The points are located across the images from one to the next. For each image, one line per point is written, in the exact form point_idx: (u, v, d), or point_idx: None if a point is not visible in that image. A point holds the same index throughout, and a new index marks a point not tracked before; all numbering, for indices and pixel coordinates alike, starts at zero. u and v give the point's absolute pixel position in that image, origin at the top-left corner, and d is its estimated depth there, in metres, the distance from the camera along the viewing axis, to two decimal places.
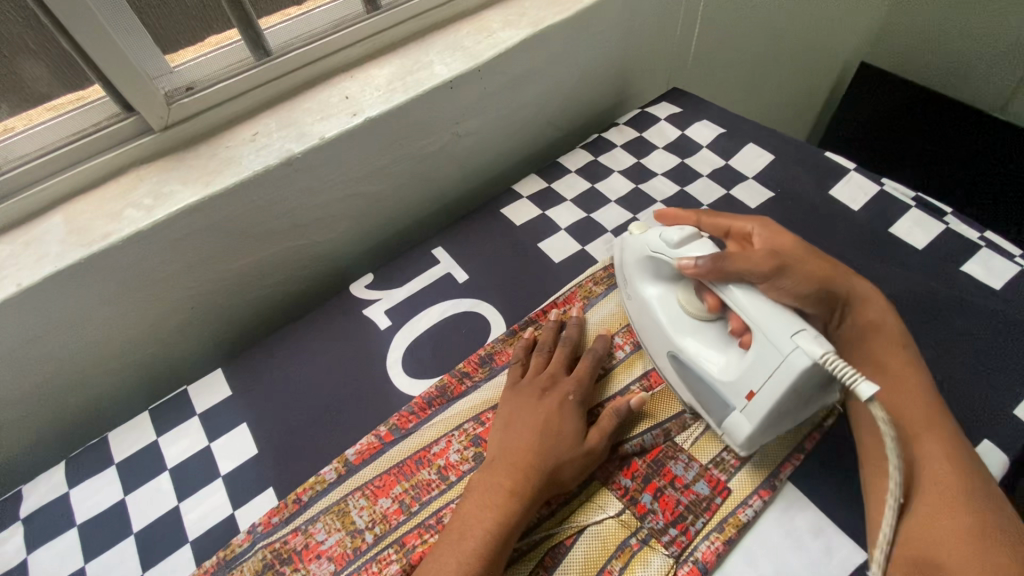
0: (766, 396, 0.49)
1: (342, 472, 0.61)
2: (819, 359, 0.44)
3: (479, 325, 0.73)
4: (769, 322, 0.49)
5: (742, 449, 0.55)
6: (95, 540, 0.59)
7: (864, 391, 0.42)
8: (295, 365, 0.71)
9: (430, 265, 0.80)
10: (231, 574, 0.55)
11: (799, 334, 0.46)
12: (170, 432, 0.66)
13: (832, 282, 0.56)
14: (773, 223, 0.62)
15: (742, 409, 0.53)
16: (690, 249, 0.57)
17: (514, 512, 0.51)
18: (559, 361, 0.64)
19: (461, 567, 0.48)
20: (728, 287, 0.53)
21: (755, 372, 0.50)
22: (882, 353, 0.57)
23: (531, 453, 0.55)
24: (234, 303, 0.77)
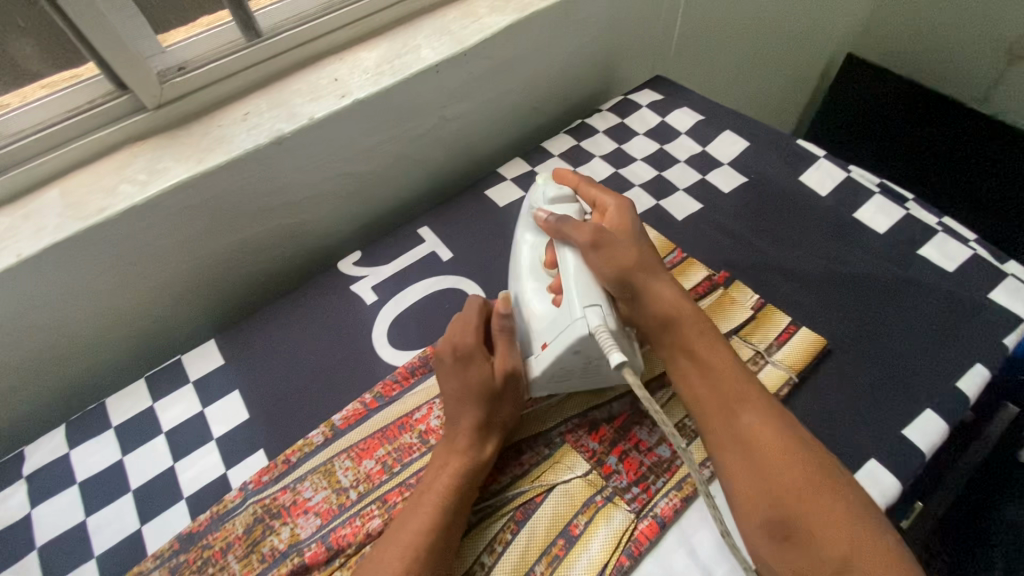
0: (552, 348, 0.56)
1: (329, 436, 0.65)
2: (593, 329, 0.52)
3: (461, 300, 0.77)
4: (576, 289, 0.56)
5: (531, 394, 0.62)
6: (95, 496, 0.63)
7: (614, 359, 0.50)
8: (285, 336, 0.74)
9: (416, 243, 0.83)
10: (223, 527, 0.59)
11: (592, 307, 0.54)
12: (165, 398, 0.70)
13: (630, 274, 0.58)
14: (629, 205, 0.66)
15: (535, 355, 0.59)
16: (555, 207, 0.65)
17: (468, 465, 0.56)
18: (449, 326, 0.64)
19: (421, 517, 0.52)
20: (564, 247, 0.61)
21: (552, 326, 0.57)
22: (689, 336, 0.58)
23: (455, 416, 0.58)
24: (227, 277, 0.80)
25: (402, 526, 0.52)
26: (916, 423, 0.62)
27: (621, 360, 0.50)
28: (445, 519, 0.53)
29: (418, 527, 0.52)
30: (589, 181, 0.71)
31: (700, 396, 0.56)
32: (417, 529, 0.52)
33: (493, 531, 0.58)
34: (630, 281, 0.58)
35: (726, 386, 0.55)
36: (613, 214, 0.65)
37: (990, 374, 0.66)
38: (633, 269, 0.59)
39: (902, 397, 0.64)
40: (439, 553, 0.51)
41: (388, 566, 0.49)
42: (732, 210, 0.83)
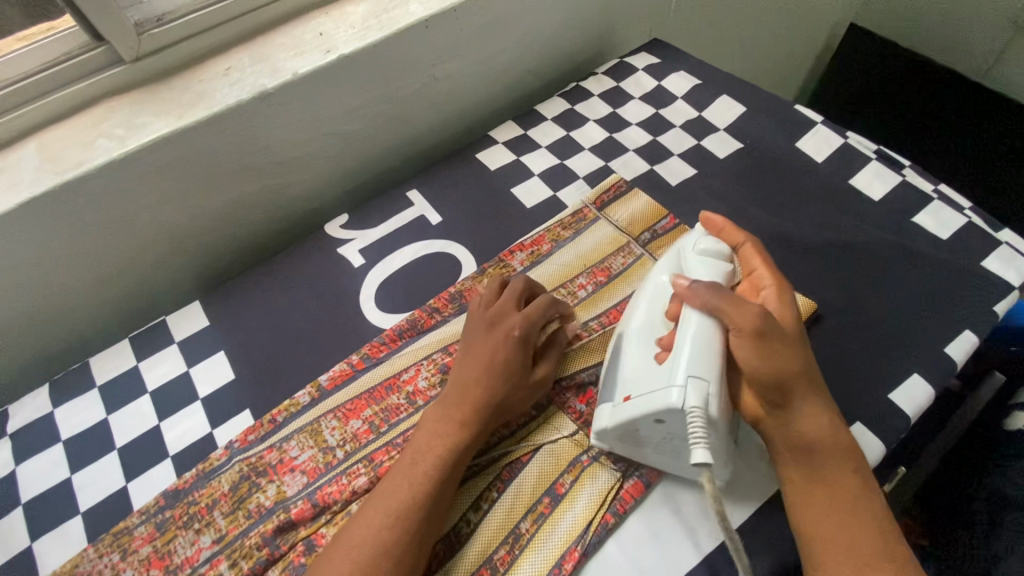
0: (634, 405, 0.52)
1: (316, 396, 0.64)
2: (686, 407, 0.48)
3: (450, 264, 0.76)
4: (687, 356, 0.51)
5: (594, 440, 0.58)
6: (80, 454, 0.63)
7: (694, 456, 0.47)
8: (270, 299, 0.73)
9: (404, 206, 0.81)
10: (209, 484, 0.59)
11: (695, 380, 0.49)
12: (149, 358, 0.69)
13: (786, 380, 0.50)
14: (793, 295, 0.57)
15: (612, 405, 0.55)
16: (697, 269, 0.57)
17: (461, 437, 0.55)
18: (509, 297, 0.63)
19: (411, 486, 0.52)
20: (692, 312, 0.53)
21: (645, 384, 0.52)
22: (827, 458, 0.50)
23: (480, 388, 0.57)
24: (212, 239, 0.78)
25: (391, 493, 0.52)
26: (903, 387, 0.63)
27: (706, 460, 0.47)
28: (435, 491, 0.52)
29: (407, 495, 0.52)
30: (756, 245, 0.61)
31: (819, 522, 0.49)
32: (404, 503, 0.51)
33: (480, 489, 0.58)
34: (783, 387, 0.50)
35: (856, 495, 0.49)
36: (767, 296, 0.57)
37: (978, 340, 0.66)
38: (791, 375, 0.50)
39: (891, 362, 0.64)
40: (424, 526, 0.51)
41: (376, 535, 0.49)
42: (727, 176, 0.81)
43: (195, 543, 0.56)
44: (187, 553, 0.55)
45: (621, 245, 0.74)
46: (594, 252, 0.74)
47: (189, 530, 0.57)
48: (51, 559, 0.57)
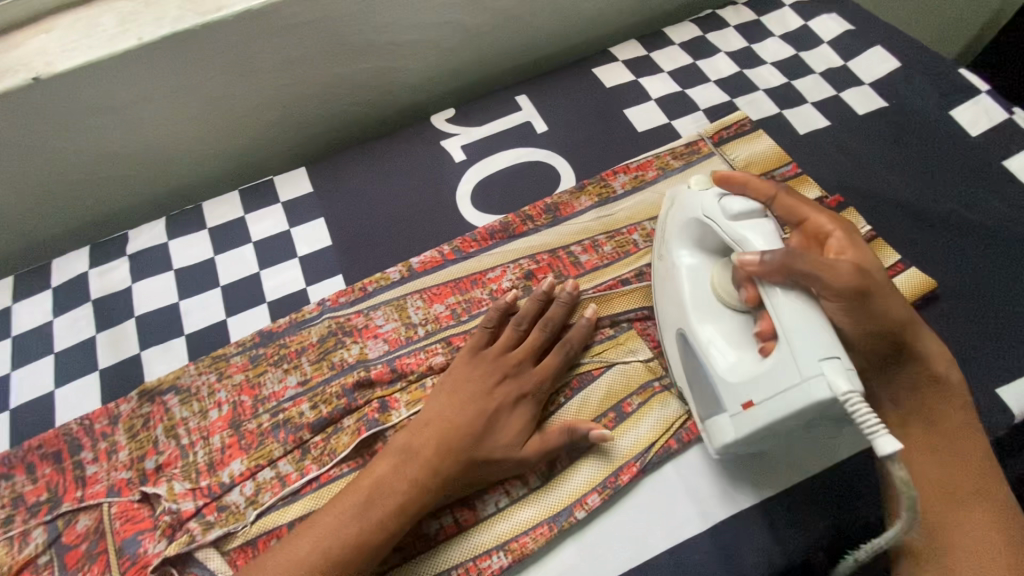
0: (765, 411, 0.47)
1: (405, 275, 0.66)
2: (841, 396, 0.42)
3: (549, 175, 0.73)
4: (803, 334, 0.45)
5: (713, 451, 0.53)
6: (187, 285, 0.67)
7: (881, 446, 0.39)
8: (371, 178, 0.74)
9: (512, 110, 0.79)
10: (301, 332, 0.63)
11: (829, 361, 0.44)
12: (256, 213, 0.72)
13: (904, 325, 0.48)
14: (855, 232, 0.52)
15: (730, 414, 0.50)
16: (744, 227, 0.51)
17: (424, 477, 0.51)
18: (517, 358, 0.57)
19: (357, 531, 0.48)
20: (775, 287, 0.47)
21: (765, 384, 0.47)
22: (932, 406, 0.49)
23: (464, 432, 0.53)
24: (323, 113, 0.78)
25: (329, 530, 0.48)
26: (1016, 387, 0.58)
27: (895, 446, 0.39)
28: (400, 527, 0.49)
29: (351, 539, 0.48)
30: (789, 191, 0.53)
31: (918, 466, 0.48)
32: (375, 520, 0.49)
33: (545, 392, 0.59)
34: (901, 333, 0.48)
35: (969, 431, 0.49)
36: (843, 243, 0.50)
37: None
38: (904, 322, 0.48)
39: (1008, 359, 0.59)
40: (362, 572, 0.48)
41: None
42: (864, 135, 0.74)
43: (282, 381, 0.60)
44: (274, 388, 0.60)
45: None
46: None
47: (277, 369, 0.61)
48: (157, 370, 0.62)
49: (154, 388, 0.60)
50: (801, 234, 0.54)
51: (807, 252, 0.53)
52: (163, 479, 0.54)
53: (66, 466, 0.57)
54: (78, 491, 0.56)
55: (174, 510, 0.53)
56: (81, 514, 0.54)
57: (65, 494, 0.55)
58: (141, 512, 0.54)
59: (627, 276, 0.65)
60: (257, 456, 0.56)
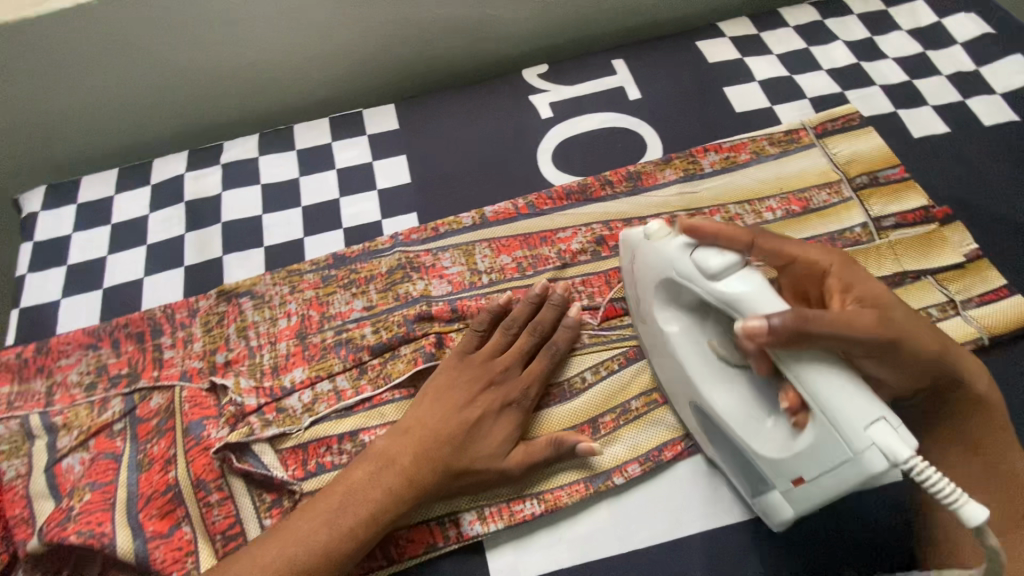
0: (825, 487, 0.44)
1: (477, 222, 0.66)
2: (899, 464, 0.39)
3: (636, 143, 0.71)
4: (843, 406, 0.40)
5: (773, 526, 0.50)
6: (271, 202, 0.70)
7: (970, 516, 0.37)
8: (457, 123, 0.74)
9: (607, 74, 0.77)
10: (371, 261, 0.65)
11: (875, 426, 0.39)
12: (342, 142, 0.74)
13: (941, 359, 0.47)
14: (854, 263, 0.48)
15: (782, 492, 0.47)
16: (736, 285, 0.44)
17: (399, 487, 0.49)
18: (506, 364, 0.55)
19: (329, 540, 0.47)
20: (795, 362, 0.41)
21: (813, 461, 0.43)
22: (976, 433, 0.50)
23: (444, 440, 0.51)
24: (419, 54, 0.78)
25: (306, 539, 0.47)
26: None
27: (983, 512, 0.37)
28: (368, 534, 0.48)
29: (325, 549, 0.46)
30: (765, 231, 0.48)
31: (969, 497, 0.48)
32: (363, 538, 0.48)
33: (586, 365, 0.58)
34: (938, 366, 0.47)
35: (1002, 454, 0.49)
36: (840, 275, 0.47)
37: None
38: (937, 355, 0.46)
39: None
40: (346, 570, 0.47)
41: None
42: (985, 147, 0.68)
43: (348, 303, 0.63)
44: (341, 309, 0.62)
45: (831, 181, 0.66)
46: (795, 179, 0.67)
47: (346, 291, 0.63)
48: (235, 275, 0.66)
49: (232, 290, 0.63)
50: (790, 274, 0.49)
51: (801, 288, 0.49)
52: (232, 373, 0.58)
53: (146, 347, 0.61)
54: (155, 371, 0.60)
55: (238, 403, 0.56)
56: (156, 392, 0.58)
57: (143, 372, 0.60)
58: (207, 400, 0.57)
59: None
60: (317, 367, 0.58)
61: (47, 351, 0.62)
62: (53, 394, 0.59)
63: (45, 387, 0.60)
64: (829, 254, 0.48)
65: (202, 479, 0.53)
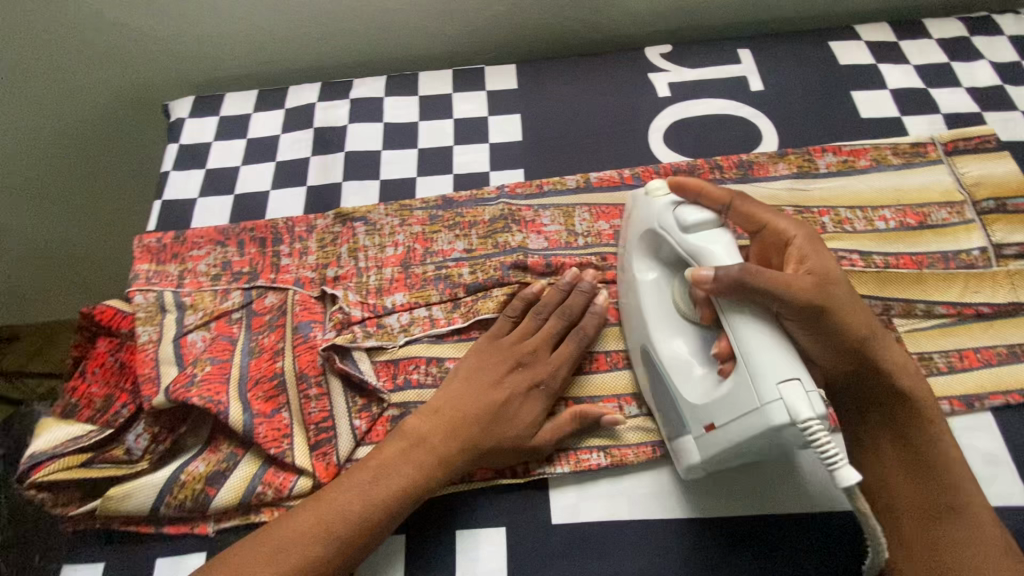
0: (726, 435, 0.46)
1: (581, 186, 0.68)
2: (799, 420, 0.41)
3: (751, 134, 0.71)
4: (762, 358, 0.43)
5: (681, 471, 0.52)
6: (391, 140, 0.75)
7: (843, 478, 0.39)
8: (574, 91, 0.76)
9: (731, 63, 0.77)
10: (477, 208, 0.68)
11: (788, 385, 0.42)
12: (462, 94, 0.78)
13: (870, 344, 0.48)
14: (819, 240, 0.50)
15: (694, 436, 0.49)
16: (700, 239, 0.49)
17: (429, 463, 0.51)
18: (534, 345, 0.57)
19: (361, 510, 0.49)
20: (733, 310, 0.46)
21: (727, 407, 0.46)
22: (903, 424, 0.50)
23: (471, 423, 0.53)
24: (548, 21, 0.80)
25: (339, 506, 0.49)
26: None
27: (855, 477, 0.39)
28: (401, 507, 0.50)
29: (356, 519, 0.48)
30: (745, 197, 0.51)
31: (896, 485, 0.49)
32: (395, 509, 0.50)
33: None
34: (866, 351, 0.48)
35: (928, 442, 0.49)
36: (801, 247, 0.49)
37: None
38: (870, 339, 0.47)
39: None
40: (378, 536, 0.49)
41: (310, 548, 0.47)
42: None
43: (451, 243, 0.66)
44: (443, 247, 0.66)
45: (954, 201, 0.64)
46: (914, 192, 0.65)
47: (450, 232, 0.67)
48: (351, 200, 0.71)
49: (348, 214, 0.69)
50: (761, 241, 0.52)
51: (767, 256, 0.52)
52: (341, 287, 0.63)
53: (266, 252, 0.68)
54: (272, 273, 0.66)
55: (345, 312, 0.61)
56: (271, 292, 0.64)
57: (262, 272, 0.66)
58: (316, 307, 0.63)
59: None
60: (416, 295, 0.63)
61: (182, 241, 0.69)
62: (183, 279, 0.66)
63: (177, 271, 0.67)
64: (796, 226, 0.50)
65: (304, 373, 0.58)
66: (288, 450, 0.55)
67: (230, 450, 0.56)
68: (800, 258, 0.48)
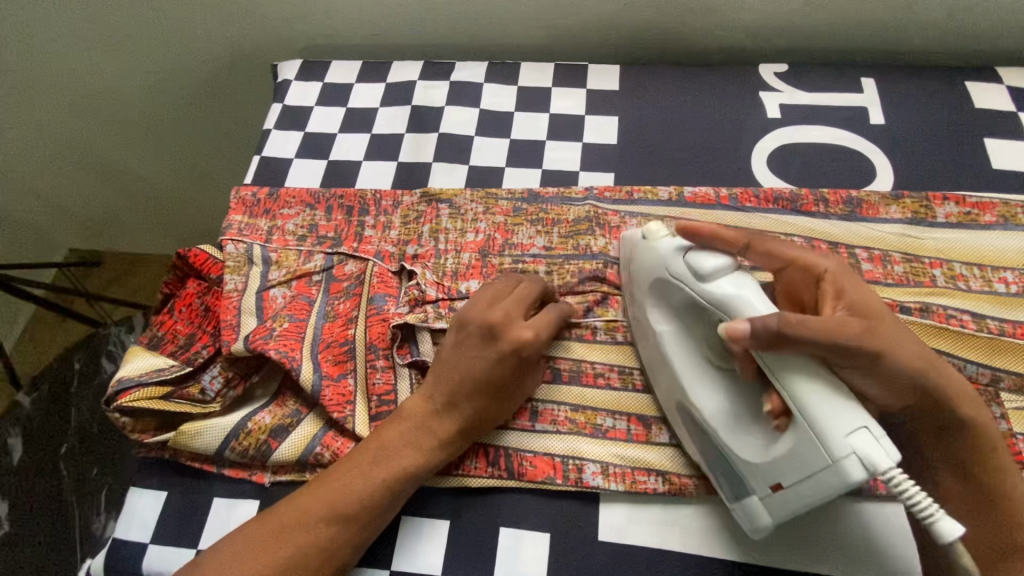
0: (802, 496, 0.43)
1: (673, 199, 0.66)
2: (874, 472, 0.39)
3: (863, 170, 0.67)
4: (823, 409, 0.40)
5: (750, 532, 0.48)
6: (484, 127, 0.75)
7: (948, 534, 0.37)
8: (677, 101, 0.74)
9: (851, 91, 0.72)
10: (563, 206, 0.67)
11: (857, 435, 0.39)
12: (562, 90, 0.76)
13: (924, 376, 0.44)
14: (852, 269, 0.46)
15: (760, 496, 0.46)
16: (720, 287, 0.46)
17: (429, 444, 0.52)
18: (502, 311, 0.54)
19: (366, 485, 0.50)
20: (779, 368, 0.42)
21: (792, 465, 0.43)
22: (970, 457, 0.46)
23: (459, 399, 0.52)
24: (659, 25, 0.77)
25: (343, 486, 0.50)
26: None
27: (959, 530, 0.37)
28: (407, 487, 0.51)
29: (362, 493, 0.50)
30: (762, 236, 0.48)
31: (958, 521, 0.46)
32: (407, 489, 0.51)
33: None
34: (923, 386, 0.44)
35: (995, 471, 0.45)
36: (836, 279, 0.45)
37: None
38: (924, 370, 0.44)
39: None
40: (392, 504, 0.51)
41: (320, 531, 0.48)
42: None
43: (530, 238, 0.66)
44: (523, 241, 0.65)
45: None
46: None
47: (531, 227, 0.66)
48: (438, 181, 0.71)
49: (435, 194, 0.69)
50: (787, 274, 0.48)
51: (794, 288, 0.48)
52: (419, 265, 0.64)
53: (352, 221, 0.69)
54: (355, 242, 0.67)
55: (421, 290, 0.62)
56: (352, 260, 0.66)
57: (345, 240, 0.68)
58: (392, 281, 0.64)
59: (909, 304, 0.56)
60: None
61: (275, 198, 0.71)
62: (271, 235, 0.68)
63: (267, 226, 0.69)
64: (826, 258, 0.47)
65: (374, 344, 0.59)
66: (349, 417, 0.56)
67: (296, 406, 0.58)
68: (838, 291, 0.45)
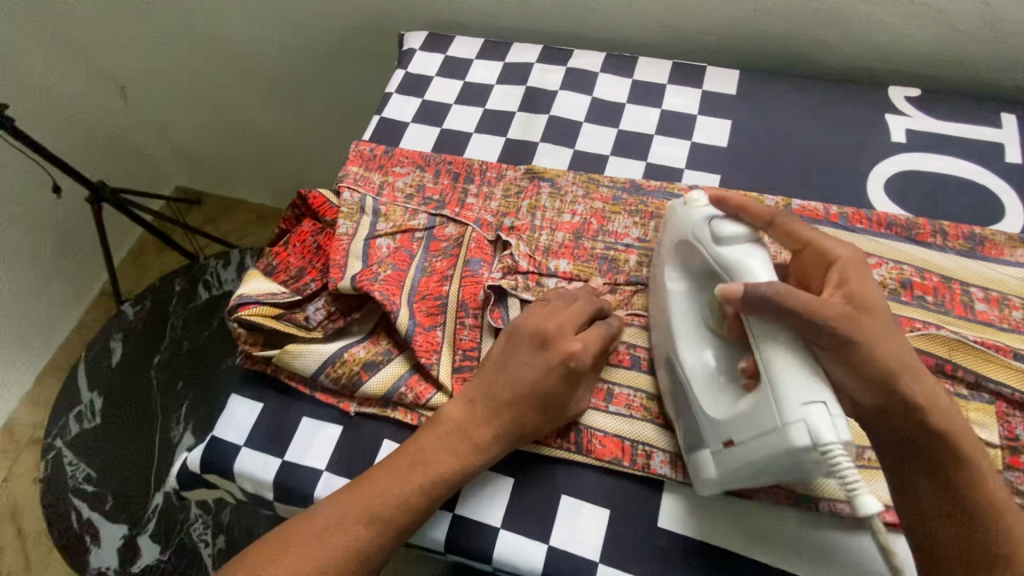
0: (748, 450, 0.45)
1: (779, 209, 0.65)
2: (820, 443, 0.41)
3: (990, 208, 0.63)
4: (786, 381, 0.43)
5: (699, 489, 0.51)
6: (594, 115, 0.76)
7: (866, 507, 0.41)
8: (796, 113, 0.72)
9: (989, 125, 0.68)
10: (663, 201, 0.68)
11: (812, 407, 0.42)
12: (677, 88, 0.77)
13: (897, 376, 0.45)
14: (869, 266, 0.50)
15: (712, 451, 0.49)
16: (731, 251, 0.50)
17: (468, 451, 0.53)
18: (559, 310, 0.57)
19: (399, 493, 0.51)
20: (764, 333, 0.45)
21: (746, 425, 0.45)
22: (931, 450, 0.45)
23: (493, 407, 0.54)
24: (787, 35, 0.76)
25: (380, 490, 0.51)
26: None
27: (876, 507, 0.41)
28: (434, 493, 0.52)
29: (396, 499, 0.51)
30: (791, 216, 0.52)
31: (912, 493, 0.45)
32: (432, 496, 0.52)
33: None
34: (895, 382, 0.45)
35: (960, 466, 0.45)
36: (846, 267, 0.49)
37: None
38: (903, 371, 0.46)
39: None
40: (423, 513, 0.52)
41: (356, 528, 0.50)
42: None
43: (626, 228, 0.67)
44: (619, 230, 0.67)
45: None
46: None
47: (628, 217, 0.67)
48: (543, 161, 0.74)
49: (539, 172, 0.72)
50: (803, 258, 0.52)
51: (808, 274, 0.52)
52: (514, 237, 0.67)
53: (456, 187, 0.73)
54: (457, 207, 0.71)
55: (513, 260, 0.65)
56: (452, 224, 0.69)
57: (448, 203, 0.71)
58: (488, 248, 0.67)
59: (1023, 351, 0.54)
60: (579, 267, 0.65)
61: (390, 156, 0.76)
62: (382, 189, 0.73)
63: (380, 180, 0.74)
64: (844, 248, 0.50)
65: (465, 303, 0.63)
66: (435, 364, 0.60)
67: (388, 347, 0.62)
68: (843, 279, 0.48)
